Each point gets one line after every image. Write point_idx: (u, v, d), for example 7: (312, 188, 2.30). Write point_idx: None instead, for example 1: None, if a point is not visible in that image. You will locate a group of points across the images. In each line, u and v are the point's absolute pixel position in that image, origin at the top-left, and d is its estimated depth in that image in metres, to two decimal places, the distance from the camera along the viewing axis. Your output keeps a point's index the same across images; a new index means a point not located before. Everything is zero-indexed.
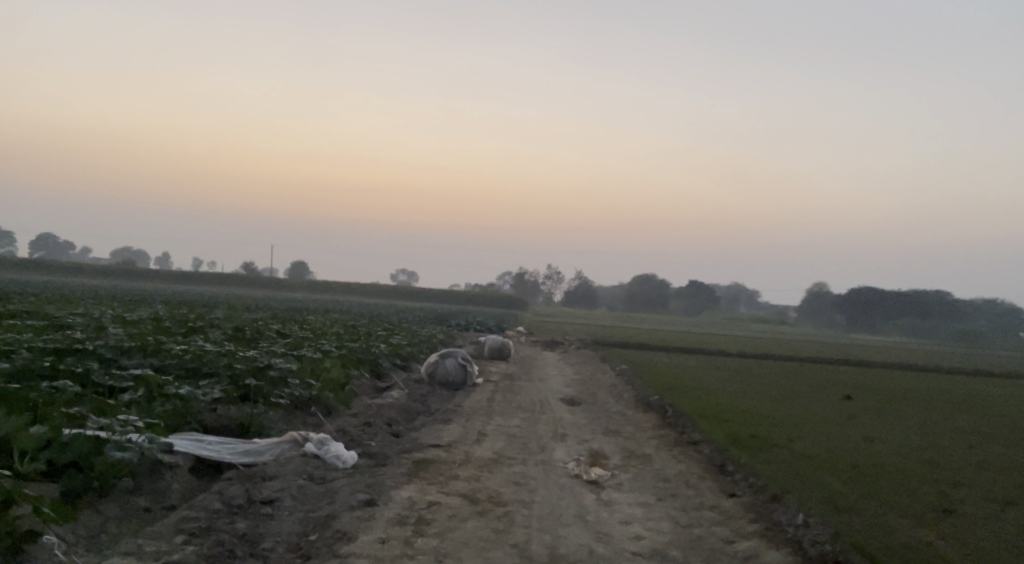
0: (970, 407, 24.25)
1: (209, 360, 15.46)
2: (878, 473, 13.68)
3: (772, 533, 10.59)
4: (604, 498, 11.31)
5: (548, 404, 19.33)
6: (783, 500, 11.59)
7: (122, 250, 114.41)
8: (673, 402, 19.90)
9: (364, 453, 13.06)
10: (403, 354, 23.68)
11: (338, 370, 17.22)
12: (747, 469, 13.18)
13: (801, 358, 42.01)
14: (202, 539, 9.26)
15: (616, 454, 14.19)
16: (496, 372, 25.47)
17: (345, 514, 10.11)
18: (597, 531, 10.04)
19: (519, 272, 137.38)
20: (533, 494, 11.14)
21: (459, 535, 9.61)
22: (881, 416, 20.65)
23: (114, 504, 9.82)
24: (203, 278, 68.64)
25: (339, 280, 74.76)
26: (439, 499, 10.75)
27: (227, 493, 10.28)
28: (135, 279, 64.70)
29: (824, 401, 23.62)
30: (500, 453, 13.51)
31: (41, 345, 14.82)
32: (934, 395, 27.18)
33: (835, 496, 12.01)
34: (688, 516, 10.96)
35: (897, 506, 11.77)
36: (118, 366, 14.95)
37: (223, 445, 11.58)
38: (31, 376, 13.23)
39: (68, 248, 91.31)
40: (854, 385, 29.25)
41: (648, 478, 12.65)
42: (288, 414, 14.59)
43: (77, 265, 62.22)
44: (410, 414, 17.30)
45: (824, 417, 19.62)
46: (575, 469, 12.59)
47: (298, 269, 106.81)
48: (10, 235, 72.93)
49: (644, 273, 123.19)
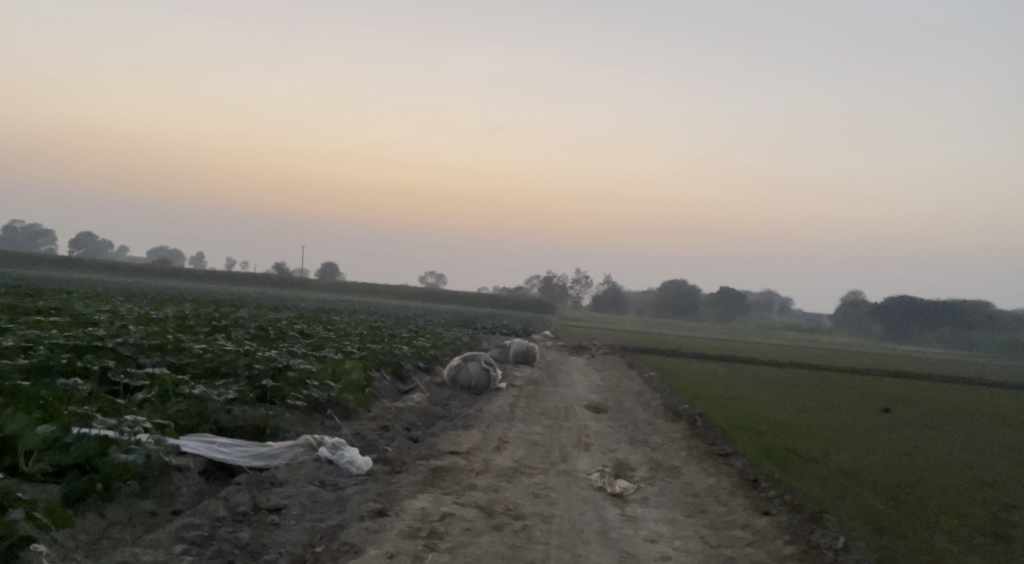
0: (1011, 423, 23.54)
1: (229, 359, 15.06)
2: (919, 492, 13.01)
3: (810, 556, 9.99)
4: (628, 514, 10.74)
5: (573, 410, 18.82)
6: (822, 520, 11.00)
7: (160, 249, 115.91)
8: (703, 412, 19.33)
9: (379, 458, 12.60)
10: (427, 356, 23.26)
11: (359, 372, 16.74)
12: (781, 486, 12.57)
13: (833, 367, 41.39)
14: (202, 549, 8.86)
15: (642, 466, 13.61)
16: (522, 377, 25.03)
17: (354, 525, 9.65)
18: (621, 549, 9.49)
19: (547, 275, 136.70)
20: (553, 507, 10.60)
21: (473, 551, 9.10)
22: (921, 430, 19.96)
23: (119, 508, 9.42)
24: (233, 277, 68.91)
25: (368, 283, 74.85)
26: (454, 510, 10.27)
27: (233, 499, 9.84)
28: (168, 278, 64.95)
29: (860, 414, 22.84)
30: (521, 462, 13.01)
31: (61, 343, 14.47)
32: (973, 409, 26.44)
33: (876, 517, 11.40)
34: (719, 534, 10.40)
35: (943, 529, 11.14)
36: (136, 365, 14.59)
37: (234, 448, 11.13)
38: (46, 372, 12.89)
39: (106, 247, 91.96)
40: (892, 397, 28.37)
41: (675, 492, 12.07)
42: (306, 417, 14.16)
43: (111, 262, 62.57)
44: (430, 419, 16.84)
45: (861, 431, 18.95)
46: (600, 481, 12.05)
47: (327, 269, 108.34)
48: (50, 233, 74.37)
49: (674, 279, 121.70)
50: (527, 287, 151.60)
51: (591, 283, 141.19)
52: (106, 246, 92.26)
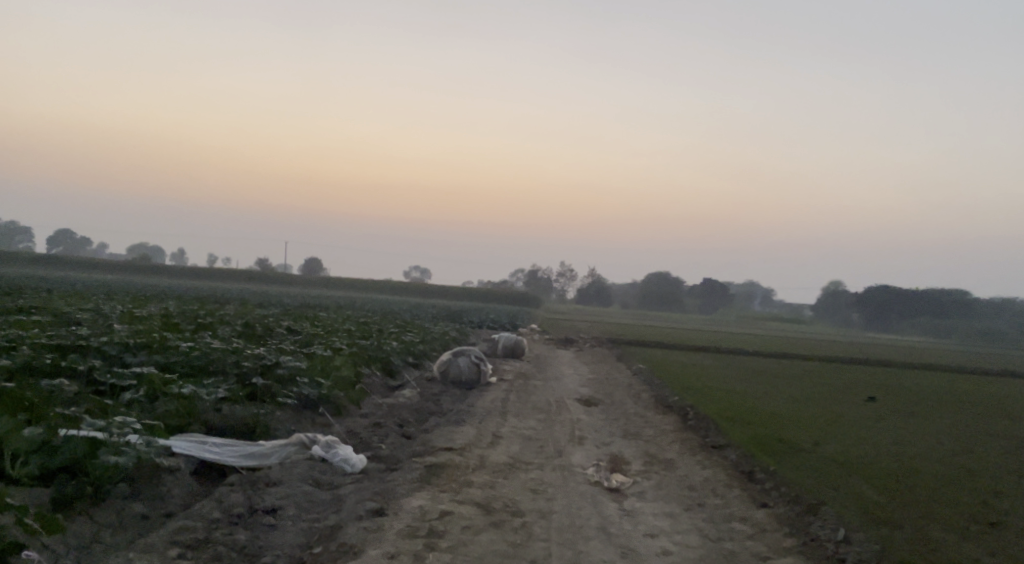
0: (997, 410, 23.68)
1: (217, 357, 14.89)
2: (913, 481, 13.03)
3: (810, 549, 9.97)
4: (627, 508, 10.68)
5: (564, 403, 18.78)
6: (820, 512, 10.99)
7: (141, 246, 115.14)
8: (693, 403, 19.33)
9: (373, 456, 12.50)
10: (416, 351, 23.15)
11: (349, 369, 16.64)
12: (778, 478, 12.55)
13: (818, 357, 41.61)
14: (197, 553, 8.74)
15: (638, 459, 13.56)
16: (512, 370, 24.97)
17: (352, 525, 9.54)
18: (622, 545, 9.43)
19: (530, 270, 136.61)
20: (551, 503, 10.54)
21: (474, 550, 9.01)
22: (910, 419, 20.03)
23: (109, 511, 9.25)
24: (216, 274, 68.52)
25: (352, 279, 74.63)
26: (452, 508, 10.18)
27: (227, 501, 9.72)
28: (150, 275, 64.43)
29: (849, 403, 22.91)
30: (516, 457, 12.94)
31: (44, 343, 14.25)
32: (959, 397, 26.60)
33: (872, 507, 11.40)
34: (718, 528, 10.35)
35: (939, 519, 11.14)
36: (122, 364, 14.42)
37: (227, 448, 10.99)
38: (30, 373, 12.70)
39: (86, 244, 91.30)
40: (879, 386, 28.50)
41: (671, 485, 12.03)
42: (297, 415, 14.04)
43: (92, 259, 62.03)
44: (422, 414, 16.73)
45: (851, 420, 19.00)
46: (596, 476, 12.00)
47: (312, 265, 107.82)
48: (28, 230, 73.62)
49: (657, 271, 121.98)
50: (511, 280, 151.45)
51: (574, 275, 141.15)
52: (86, 242, 91.52)
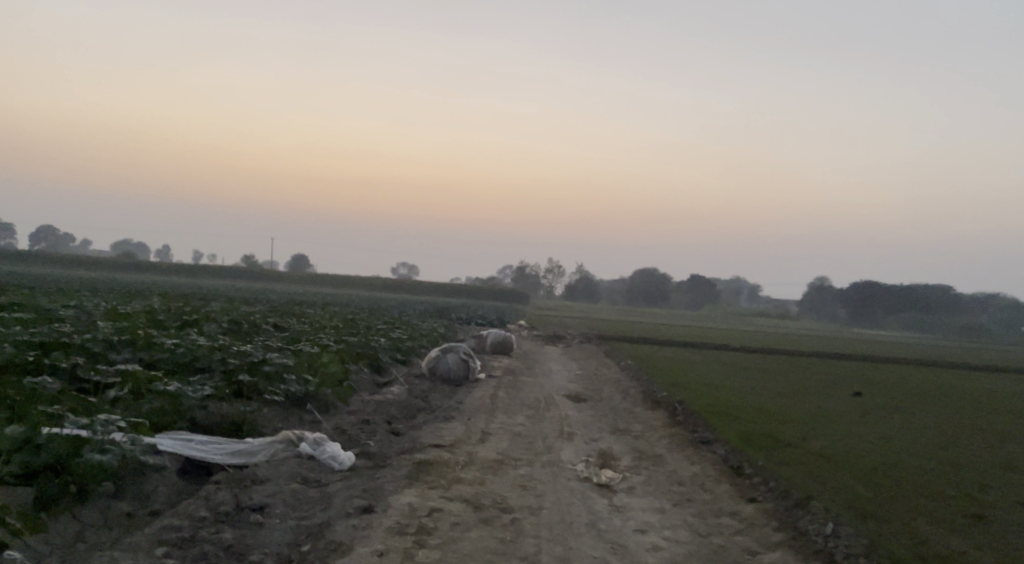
0: (983, 405, 23.76)
1: (203, 354, 14.75)
2: (900, 475, 13.04)
3: (800, 543, 9.95)
4: (617, 504, 10.63)
5: (552, 399, 18.73)
6: (809, 506, 10.97)
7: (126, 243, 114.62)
8: (681, 398, 19.33)
9: (361, 453, 12.41)
10: (404, 348, 23.05)
11: (336, 365, 16.53)
12: (767, 472, 12.53)
13: (805, 352, 41.69)
14: (184, 552, 8.65)
15: (627, 455, 13.52)
16: (500, 366, 24.92)
17: (340, 523, 9.46)
18: (611, 541, 9.38)
19: (518, 267, 136.51)
20: (540, 500, 10.48)
21: (463, 547, 8.95)
22: (895, 414, 20.07)
23: (94, 510, 9.14)
24: (201, 272, 68.16)
25: (339, 276, 74.40)
26: (441, 505, 10.11)
27: (214, 499, 9.62)
28: (135, 271, 64.04)
29: (836, 398, 22.95)
30: (505, 453, 12.88)
31: (26, 340, 14.05)
32: (944, 392, 26.70)
33: (860, 501, 11.39)
34: (707, 523, 10.31)
35: (928, 513, 11.14)
36: (106, 361, 14.25)
37: (213, 446, 10.88)
38: (12, 371, 12.54)
39: (70, 240, 90.80)
40: (866, 381, 28.55)
41: (660, 480, 12.00)
42: (284, 412, 13.92)
43: (76, 257, 61.60)
44: (410, 411, 16.64)
45: (839, 415, 19.02)
46: (585, 472, 11.95)
47: (298, 261, 107.67)
48: (10, 227, 72.99)
49: (644, 267, 122.09)
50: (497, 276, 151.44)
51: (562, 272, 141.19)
52: (69, 239, 91.02)
